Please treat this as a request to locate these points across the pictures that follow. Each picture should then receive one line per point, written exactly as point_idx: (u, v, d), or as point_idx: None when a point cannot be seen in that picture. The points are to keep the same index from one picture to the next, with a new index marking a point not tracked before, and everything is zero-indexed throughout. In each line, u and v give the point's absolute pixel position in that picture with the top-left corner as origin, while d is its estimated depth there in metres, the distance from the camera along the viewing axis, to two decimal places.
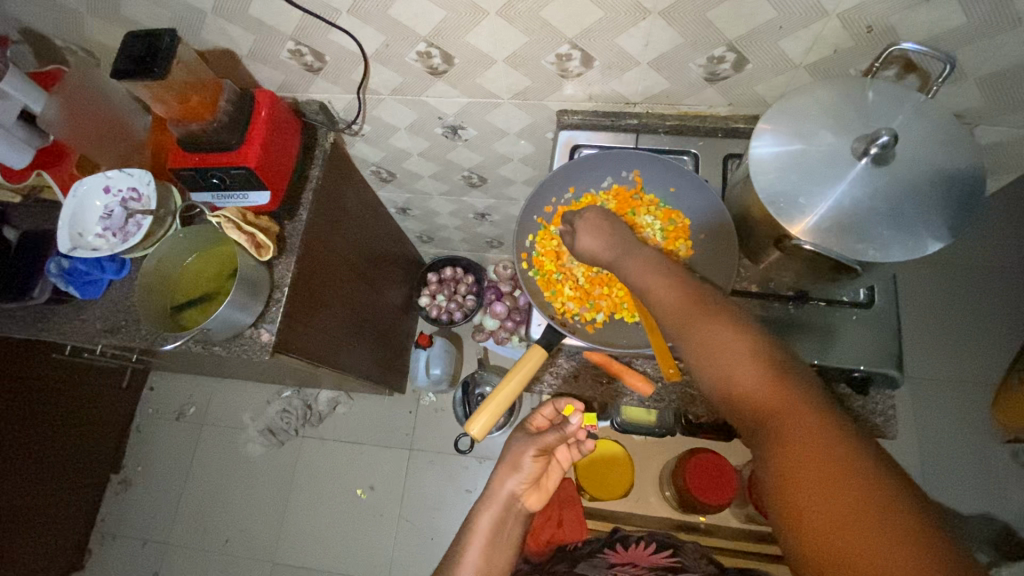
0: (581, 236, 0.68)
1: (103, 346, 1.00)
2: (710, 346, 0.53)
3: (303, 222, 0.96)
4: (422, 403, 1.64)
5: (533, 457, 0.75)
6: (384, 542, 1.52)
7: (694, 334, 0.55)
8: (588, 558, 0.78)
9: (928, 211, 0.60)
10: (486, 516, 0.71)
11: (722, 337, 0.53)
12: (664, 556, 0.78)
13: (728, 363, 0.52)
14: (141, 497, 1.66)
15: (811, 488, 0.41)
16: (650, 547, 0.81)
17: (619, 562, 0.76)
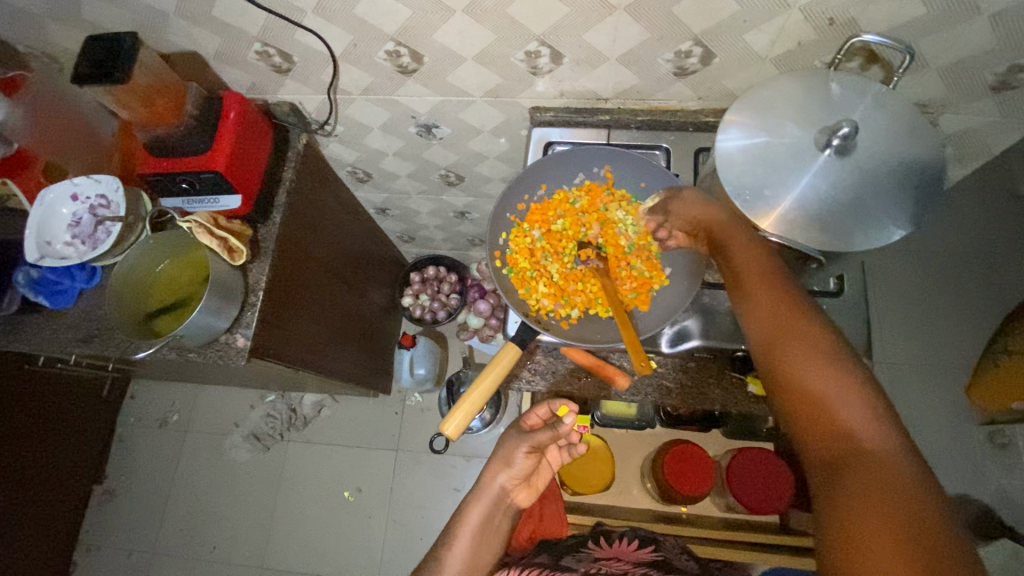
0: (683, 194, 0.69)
1: (77, 355, 0.99)
2: (800, 359, 0.54)
3: (276, 225, 0.95)
4: (408, 403, 1.64)
5: (526, 454, 0.77)
6: (373, 544, 1.52)
7: (795, 356, 0.55)
8: (573, 552, 0.79)
9: (890, 201, 0.61)
10: (476, 509, 0.75)
11: (813, 351, 0.54)
12: (647, 551, 0.79)
13: (829, 392, 0.51)
14: (125, 507, 1.64)
15: (887, 535, 0.42)
16: (633, 542, 0.82)
17: (603, 556, 0.77)
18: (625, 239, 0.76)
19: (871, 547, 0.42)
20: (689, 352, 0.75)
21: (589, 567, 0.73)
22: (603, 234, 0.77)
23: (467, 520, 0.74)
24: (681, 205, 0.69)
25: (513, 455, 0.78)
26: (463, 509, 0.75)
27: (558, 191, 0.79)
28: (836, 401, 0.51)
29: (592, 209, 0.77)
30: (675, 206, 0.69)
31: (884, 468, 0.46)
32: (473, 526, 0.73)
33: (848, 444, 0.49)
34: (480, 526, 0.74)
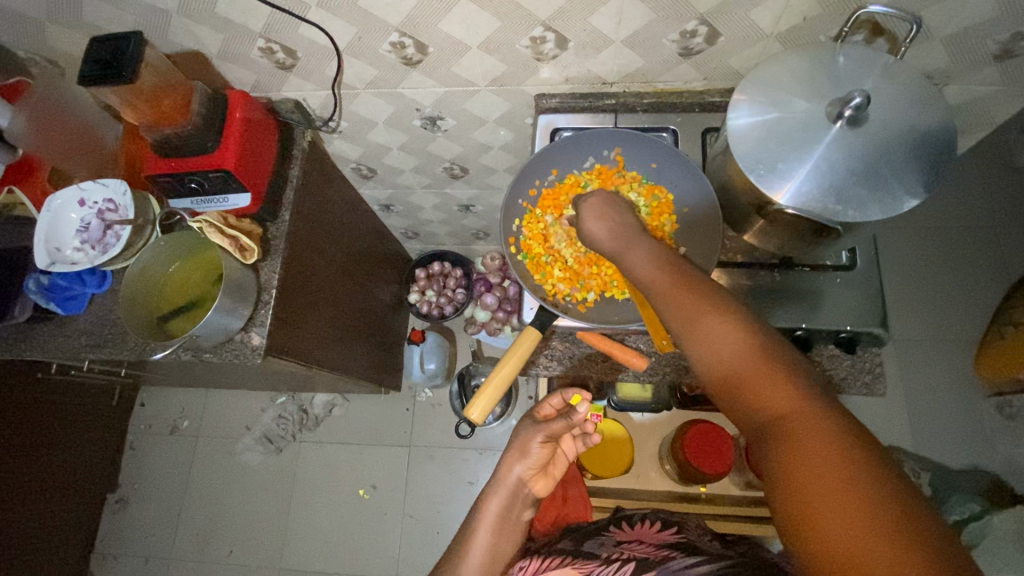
0: (587, 220, 0.63)
1: (90, 361, 0.98)
2: (711, 337, 0.51)
3: (285, 223, 0.95)
4: (418, 399, 1.64)
5: (542, 444, 0.77)
6: (391, 540, 1.52)
7: (706, 335, 0.51)
8: (596, 536, 0.79)
9: (904, 170, 0.61)
10: (496, 499, 0.75)
11: (721, 325, 0.51)
12: (670, 532, 0.79)
13: (743, 370, 0.48)
14: (139, 515, 1.64)
15: (831, 511, 0.38)
16: (656, 524, 0.82)
17: (626, 539, 0.77)
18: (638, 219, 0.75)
19: (822, 529, 0.38)
20: None
21: (611, 551, 0.72)
22: None
23: (486, 517, 0.73)
24: (588, 225, 0.63)
25: (528, 445, 0.77)
26: (483, 500, 0.75)
27: (569, 175, 0.79)
28: (749, 376, 0.48)
29: None
30: (584, 229, 0.64)
31: (808, 434, 0.43)
32: (493, 517, 0.73)
33: (771, 419, 0.46)
34: (501, 517, 0.74)
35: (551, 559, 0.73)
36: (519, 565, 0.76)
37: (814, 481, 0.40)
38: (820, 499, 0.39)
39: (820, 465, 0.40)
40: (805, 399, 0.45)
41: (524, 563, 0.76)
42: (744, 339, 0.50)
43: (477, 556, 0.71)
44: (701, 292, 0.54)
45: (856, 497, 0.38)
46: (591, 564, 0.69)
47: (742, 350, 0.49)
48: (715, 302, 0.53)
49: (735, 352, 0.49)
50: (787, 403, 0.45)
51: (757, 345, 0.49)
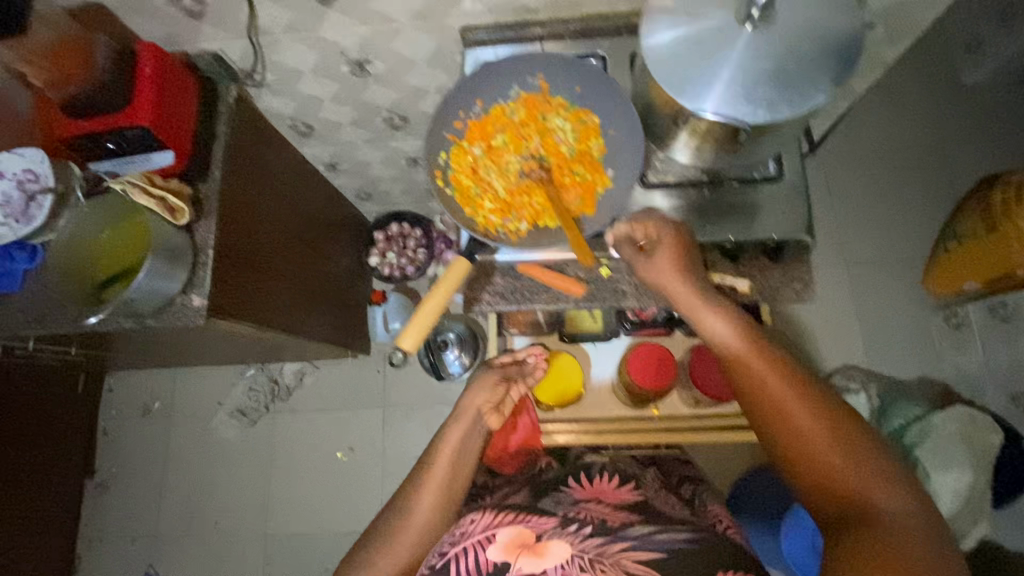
0: (657, 256, 0.67)
1: (32, 339, 0.96)
2: (804, 432, 0.57)
3: (217, 182, 0.93)
4: (388, 361, 1.64)
5: (495, 379, 0.83)
6: (373, 496, 1.56)
7: (800, 426, 0.57)
8: (554, 493, 0.80)
9: (815, 68, 0.61)
10: (455, 430, 0.78)
11: (817, 422, 0.57)
12: (628, 490, 0.81)
13: (833, 466, 0.55)
14: (121, 496, 1.64)
15: None
16: (614, 480, 0.84)
17: (584, 498, 0.78)
18: (565, 146, 0.75)
19: None
20: None
21: (567, 509, 0.73)
22: (544, 145, 0.75)
23: (445, 449, 0.77)
24: (660, 266, 0.67)
25: (484, 379, 0.83)
26: (443, 432, 0.78)
27: (495, 106, 0.76)
28: (830, 463, 0.55)
29: (530, 122, 0.76)
30: (652, 262, 0.68)
31: (886, 535, 0.49)
32: (451, 448, 0.77)
33: (854, 510, 0.52)
34: (458, 452, 0.77)
35: (504, 514, 0.71)
36: (470, 518, 0.71)
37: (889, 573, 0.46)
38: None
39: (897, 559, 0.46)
40: (891, 504, 0.51)
41: (474, 515, 0.72)
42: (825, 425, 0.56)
43: (433, 486, 0.74)
44: (784, 368, 0.60)
45: None
46: (545, 522, 0.68)
47: (822, 431, 0.56)
48: (796, 381, 0.59)
49: (816, 434, 0.56)
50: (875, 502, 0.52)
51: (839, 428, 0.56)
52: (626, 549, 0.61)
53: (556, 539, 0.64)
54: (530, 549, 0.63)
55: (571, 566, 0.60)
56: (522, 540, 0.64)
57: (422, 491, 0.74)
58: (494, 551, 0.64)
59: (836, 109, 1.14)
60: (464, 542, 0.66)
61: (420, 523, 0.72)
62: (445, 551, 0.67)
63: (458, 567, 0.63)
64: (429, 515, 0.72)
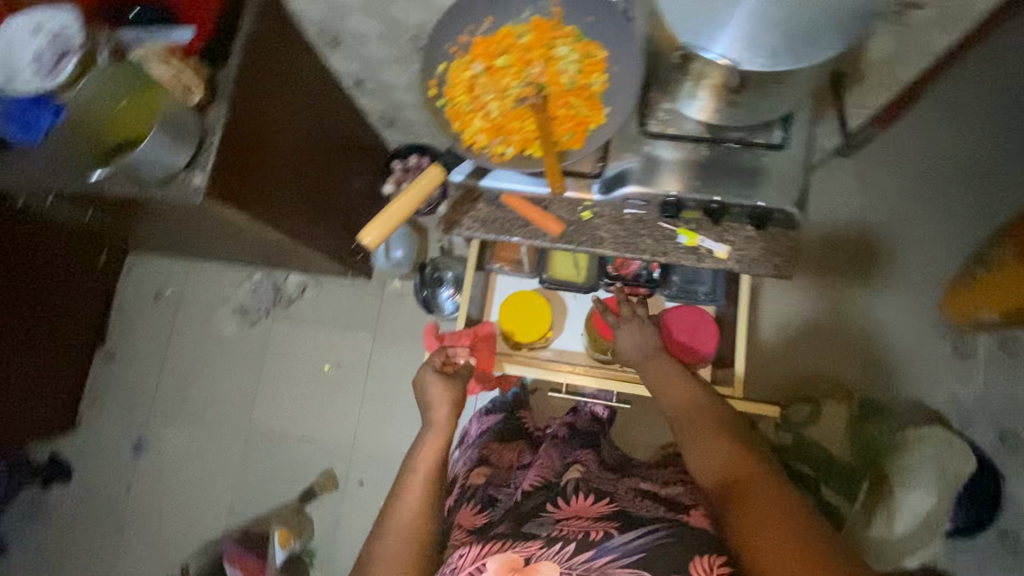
0: (622, 334, 0.92)
1: (48, 193, 1.02)
2: (704, 436, 0.75)
3: (233, 68, 0.95)
4: (387, 289, 1.68)
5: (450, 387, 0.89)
6: (351, 411, 1.63)
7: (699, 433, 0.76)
8: (535, 514, 0.77)
9: (827, 24, 0.59)
10: (426, 451, 0.83)
11: (712, 428, 0.76)
12: (605, 503, 0.76)
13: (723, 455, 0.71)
14: (125, 368, 1.76)
15: (768, 526, 0.59)
16: (591, 496, 0.78)
17: (564, 516, 0.75)
18: (566, 76, 0.74)
19: (761, 537, 0.58)
20: (624, 199, 0.76)
21: (551, 530, 0.71)
22: (545, 72, 0.74)
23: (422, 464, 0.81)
24: (621, 337, 0.92)
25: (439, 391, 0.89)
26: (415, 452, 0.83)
27: (503, 25, 0.75)
28: (709, 446, 0.73)
29: (536, 46, 0.75)
30: (618, 336, 0.92)
31: (759, 487, 0.64)
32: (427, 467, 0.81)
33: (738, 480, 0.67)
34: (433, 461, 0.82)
35: (492, 543, 0.71)
36: (462, 553, 0.72)
37: (760, 512, 0.61)
38: (761, 519, 0.60)
39: (767, 501, 0.62)
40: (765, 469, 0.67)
41: (465, 547, 0.73)
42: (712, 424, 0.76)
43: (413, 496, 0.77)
44: (698, 404, 0.80)
45: (786, 517, 0.59)
46: (534, 546, 0.68)
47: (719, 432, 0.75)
48: (704, 409, 0.79)
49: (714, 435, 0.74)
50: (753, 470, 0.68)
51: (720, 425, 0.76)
52: (613, 561, 0.63)
53: (545, 561, 0.65)
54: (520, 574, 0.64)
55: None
56: (512, 566, 0.65)
57: (401, 504, 0.77)
58: None
59: (877, 99, 1.07)
60: None
61: (408, 533, 0.74)
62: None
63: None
64: (414, 525, 0.75)
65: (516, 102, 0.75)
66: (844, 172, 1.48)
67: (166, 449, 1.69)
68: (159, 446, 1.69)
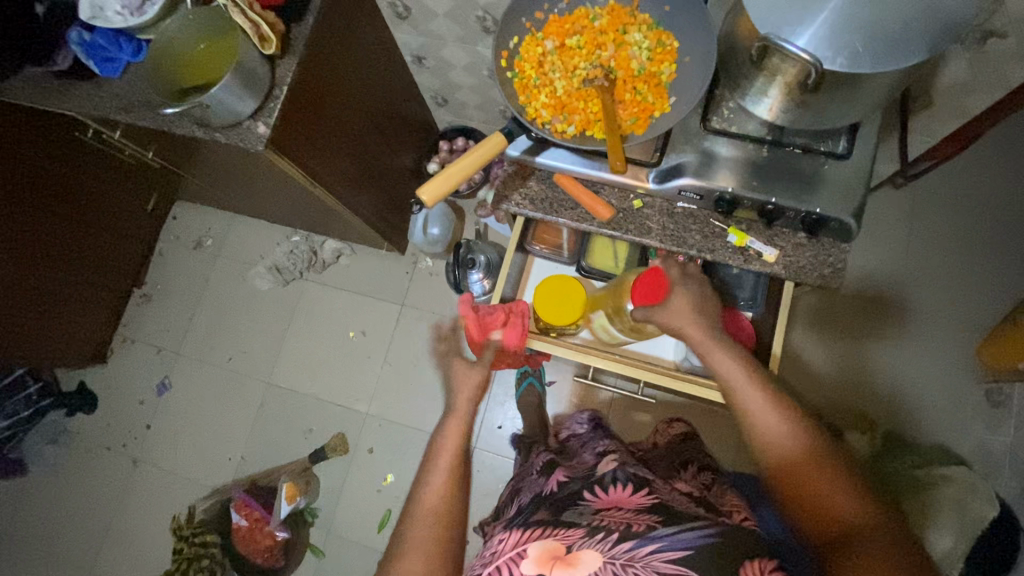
0: (679, 295, 0.83)
1: (118, 126, 1.06)
2: (794, 462, 0.69)
3: (308, 27, 0.99)
4: (418, 266, 1.71)
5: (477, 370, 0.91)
6: (368, 380, 1.66)
7: (790, 455, 0.70)
8: (573, 504, 0.78)
9: (911, 33, 0.58)
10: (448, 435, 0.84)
11: (801, 449, 0.70)
12: (643, 494, 0.77)
13: (819, 491, 0.67)
14: (158, 310, 1.82)
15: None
16: (629, 487, 0.79)
17: (604, 508, 0.75)
18: (636, 62, 0.75)
19: None
20: (678, 190, 0.76)
21: (590, 519, 0.71)
22: (616, 56, 0.75)
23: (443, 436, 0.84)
24: (679, 300, 0.83)
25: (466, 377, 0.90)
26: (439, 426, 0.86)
27: (579, 8, 0.77)
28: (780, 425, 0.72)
29: (610, 30, 0.75)
30: (676, 296, 0.83)
31: (864, 540, 0.61)
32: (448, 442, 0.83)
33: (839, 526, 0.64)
34: (457, 432, 0.84)
35: (533, 530, 0.72)
36: (501, 537, 0.74)
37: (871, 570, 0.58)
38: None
39: (875, 558, 0.59)
40: (866, 514, 0.64)
41: (505, 534, 0.74)
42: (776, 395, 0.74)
43: (442, 469, 0.80)
44: (781, 407, 0.73)
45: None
46: (575, 534, 0.68)
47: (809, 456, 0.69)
48: (790, 416, 0.72)
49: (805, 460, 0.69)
50: (853, 513, 0.64)
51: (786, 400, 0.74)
52: (656, 551, 0.62)
53: (586, 547, 0.64)
54: (562, 560, 0.64)
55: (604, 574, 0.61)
56: (553, 552, 0.65)
57: (433, 479, 0.79)
58: (527, 565, 0.65)
59: (943, 129, 1.05)
60: (495, 561, 0.68)
61: (440, 507, 0.77)
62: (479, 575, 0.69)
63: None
64: (444, 497, 0.78)
65: (584, 82, 0.75)
66: (896, 203, 1.44)
67: (187, 393, 1.74)
68: (181, 389, 1.74)
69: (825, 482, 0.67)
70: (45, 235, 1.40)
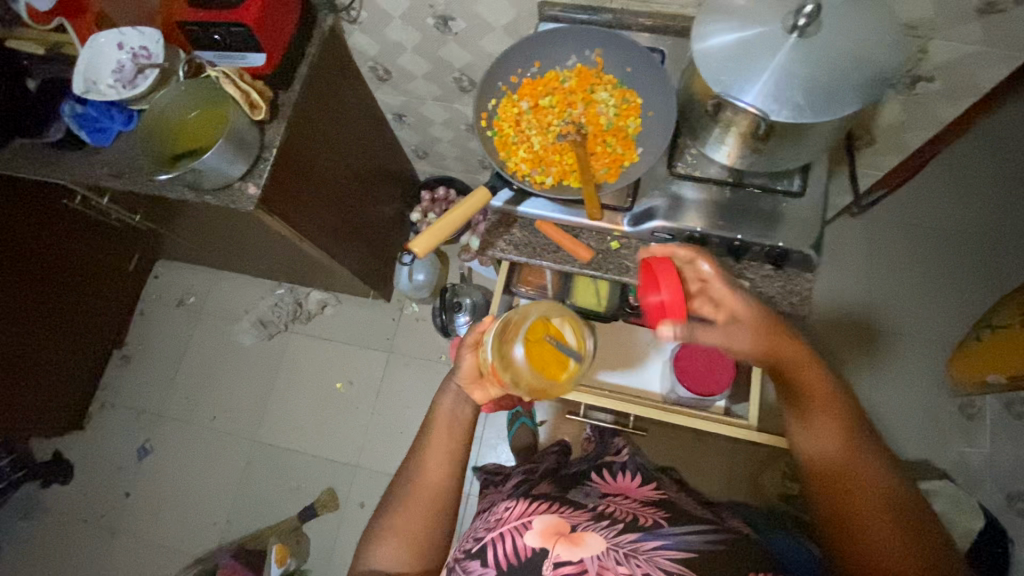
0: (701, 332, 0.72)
1: (107, 192, 1.09)
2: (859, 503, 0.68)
3: (295, 93, 1.05)
4: (405, 312, 1.73)
5: (466, 352, 0.86)
6: (357, 431, 1.64)
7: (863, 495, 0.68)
8: (580, 487, 0.94)
9: (847, 84, 0.65)
10: (446, 405, 0.85)
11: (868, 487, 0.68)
12: (649, 488, 0.93)
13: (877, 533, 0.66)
14: (139, 371, 1.79)
15: None
16: (636, 479, 0.97)
17: (609, 492, 0.91)
18: (605, 118, 0.82)
19: None
20: (652, 232, 0.82)
21: (594, 502, 0.86)
22: (585, 113, 0.82)
23: (440, 416, 0.85)
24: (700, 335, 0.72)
25: (460, 357, 0.86)
26: (436, 400, 0.86)
27: (550, 70, 0.84)
28: (829, 446, 0.71)
29: (579, 90, 0.82)
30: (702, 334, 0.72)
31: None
32: (447, 419, 0.84)
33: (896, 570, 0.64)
34: (455, 410, 0.85)
35: (537, 504, 0.84)
36: (510, 506, 0.85)
37: None
38: None
39: None
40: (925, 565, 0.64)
41: (510, 504, 0.86)
42: (823, 403, 0.71)
43: (437, 447, 0.82)
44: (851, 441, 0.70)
45: None
46: (580, 517, 0.79)
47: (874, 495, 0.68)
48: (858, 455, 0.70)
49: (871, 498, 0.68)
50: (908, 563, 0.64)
51: (839, 408, 0.71)
52: (659, 547, 0.72)
53: (590, 532, 0.75)
54: (565, 537, 0.74)
55: (606, 556, 0.71)
56: (558, 529, 0.76)
57: (428, 454, 0.82)
58: (531, 535, 0.76)
59: (887, 163, 1.14)
60: (501, 528, 0.79)
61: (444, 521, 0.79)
62: (482, 536, 0.80)
63: (495, 548, 0.76)
64: (437, 473, 0.81)
65: (558, 138, 0.82)
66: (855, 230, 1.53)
67: (170, 455, 1.69)
68: (164, 451, 1.69)
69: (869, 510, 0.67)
70: (22, 300, 1.39)
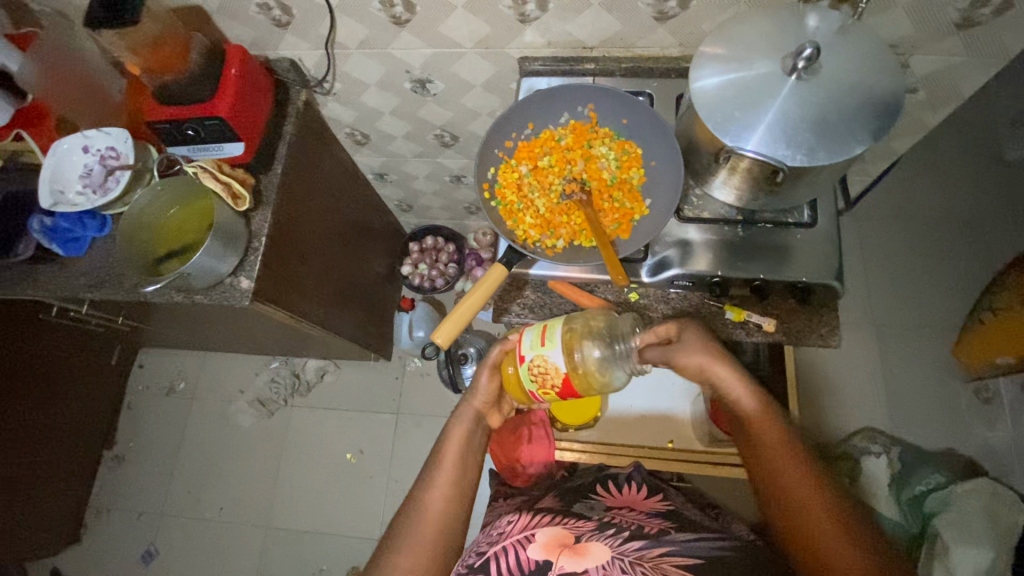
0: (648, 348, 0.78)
1: (89, 302, 1.03)
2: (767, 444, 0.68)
3: (277, 175, 1.01)
4: (408, 368, 1.68)
5: (488, 375, 0.80)
6: (375, 501, 1.57)
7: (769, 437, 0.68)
8: (585, 499, 0.90)
9: (853, 120, 0.65)
10: (456, 431, 0.76)
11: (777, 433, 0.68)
12: (657, 500, 0.90)
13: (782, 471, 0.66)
14: (134, 471, 1.68)
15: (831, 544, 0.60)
16: (643, 490, 0.94)
17: (615, 505, 0.88)
18: (607, 173, 0.81)
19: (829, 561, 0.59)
20: (670, 280, 0.80)
21: (601, 514, 0.83)
22: (587, 169, 0.81)
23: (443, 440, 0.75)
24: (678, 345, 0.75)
25: (478, 379, 0.80)
26: (447, 425, 0.77)
27: (545, 129, 0.84)
28: (738, 400, 0.72)
29: (577, 147, 0.82)
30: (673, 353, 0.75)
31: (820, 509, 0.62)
32: (453, 444, 0.74)
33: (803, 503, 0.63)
34: (467, 438, 0.75)
35: (539, 518, 0.79)
36: (511, 521, 0.81)
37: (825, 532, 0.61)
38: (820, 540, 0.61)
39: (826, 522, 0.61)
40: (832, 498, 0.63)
41: (513, 518, 0.82)
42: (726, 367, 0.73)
43: (438, 473, 0.72)
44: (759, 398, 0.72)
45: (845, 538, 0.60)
46: (581, 528, 0.75)
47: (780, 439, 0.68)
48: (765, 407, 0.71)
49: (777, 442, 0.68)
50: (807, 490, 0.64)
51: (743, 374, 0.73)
52: (665, 554, 0.67)
53: (594, 542, 0.70)
54: (570, 548, 0.69)
55: (611, 565, 0.65)
56: (561, 540, 0.71)
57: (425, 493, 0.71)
58: (533, 548, 0.70)
59: None
60: (501, 542, 0.74)
61: None
62: (484, 551, 0.74)
63: (498, 562, 0.69)
64: (438, 511, 0.69)
65: (563, 199, 0.80)
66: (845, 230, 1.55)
67: (177, 556, 1.58)
68: (171, 554, 1.59)
69: (777, 449, 0.67)
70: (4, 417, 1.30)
